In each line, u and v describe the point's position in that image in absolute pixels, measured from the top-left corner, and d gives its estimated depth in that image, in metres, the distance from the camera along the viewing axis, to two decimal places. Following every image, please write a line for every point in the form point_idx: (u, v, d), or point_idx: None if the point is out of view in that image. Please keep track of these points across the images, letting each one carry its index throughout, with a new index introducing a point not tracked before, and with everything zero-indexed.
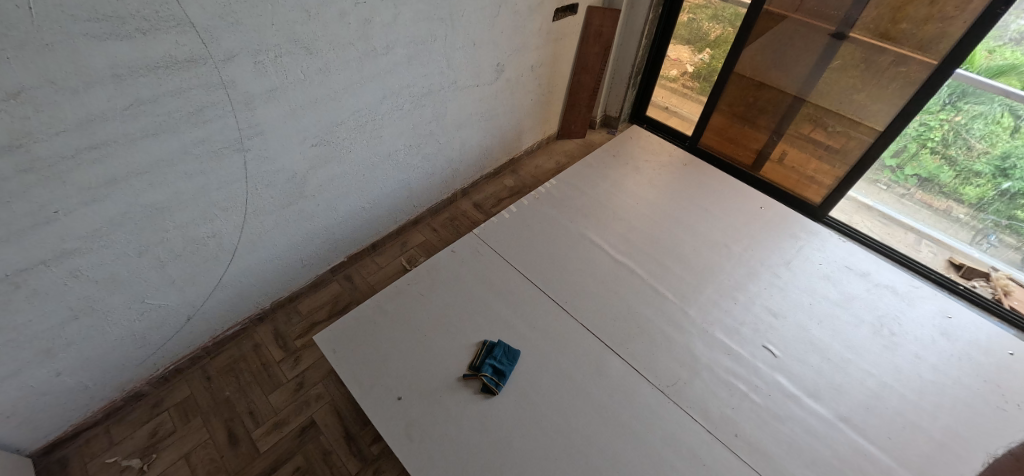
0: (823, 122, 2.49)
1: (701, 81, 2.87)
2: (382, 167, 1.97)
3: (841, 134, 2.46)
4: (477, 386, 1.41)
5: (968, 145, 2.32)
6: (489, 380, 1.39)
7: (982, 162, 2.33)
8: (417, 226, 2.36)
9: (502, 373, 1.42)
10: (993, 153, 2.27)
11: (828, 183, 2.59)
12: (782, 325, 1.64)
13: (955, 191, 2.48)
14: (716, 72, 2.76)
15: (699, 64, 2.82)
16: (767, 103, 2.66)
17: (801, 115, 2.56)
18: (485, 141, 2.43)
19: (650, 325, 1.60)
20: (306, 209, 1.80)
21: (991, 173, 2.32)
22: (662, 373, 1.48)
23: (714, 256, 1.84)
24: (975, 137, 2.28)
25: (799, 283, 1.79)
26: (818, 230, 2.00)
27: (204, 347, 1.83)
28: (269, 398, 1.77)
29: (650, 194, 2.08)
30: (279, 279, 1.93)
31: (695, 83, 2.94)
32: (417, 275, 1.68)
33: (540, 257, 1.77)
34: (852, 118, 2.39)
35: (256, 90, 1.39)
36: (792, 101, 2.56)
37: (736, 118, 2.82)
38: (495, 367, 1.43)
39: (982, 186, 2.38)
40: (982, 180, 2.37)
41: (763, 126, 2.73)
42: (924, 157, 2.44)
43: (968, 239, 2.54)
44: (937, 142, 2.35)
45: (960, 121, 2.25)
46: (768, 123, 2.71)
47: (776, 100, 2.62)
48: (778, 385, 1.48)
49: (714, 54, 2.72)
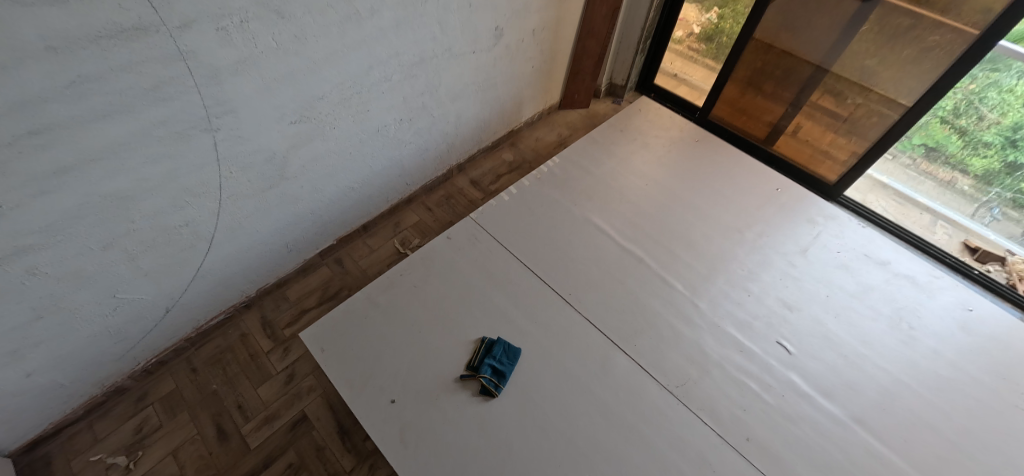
0: (843, 94, 2.35)
1: (710, 42, 2.71)
2: (371, 144, 1.81)
3: (863, 109, 2.32)
4: (476, 387, 1.32)
5: (980, 114, 2.16)
6: (489, 382, 1.30)
7: (992, 133, 2.19)
8: (410, 204, 2.22)
9: (502, 375, 1.33)
10: (1004, 124, 2.14)
11: (844, 159, 2.47)
12: (797, 318, 1.55)
13: (962, 162, 2.37)
14: (726, 32, 2.60)
15: (706, 25, 2.65)
16: (786, 71, 2.49)
17: (822, 87, 2.40)
18: (483, 113, 2.26)
19: (658, 318, 1.50)
20: (289, 191, 1.66)
21: (1001, 144, 2.20)
22: (671, 372, 1.39)
23: (728, 243, 1.73)
24: (987, 107, 2.12)
25: (815, 271, 1.69)
26: (836, 214, 1.89)
27: (187, 338, 1.75)
28: (257, 391, 1.70)
29: (658, 174, 1.94)
30: (264, 266, 1.81)
31: (703, 45, 2.77)
32: (410, 264, 1.56)
33: (541, 245, 1.65)
34: (875, 91, 2.24)
35: (223, 62, 1.23)
36: (814, 70, 2.39)
37: (750, 87, 2.65)
38: (495, 367, 1.33)
39: (989, 158, 2.27)
40: (991, 151, 2.25)
41: (780, 97, 2.58)
42: (935, 126, 2.27)
43: (970, 213, 2.48)
44: (946, 112, 2.19)
45: (972, 89, 2.08)
46: (786, 94, 2.55)
47: (794, 69, 2.45)
48: (791, 384, 1.40)
49: (722, 14, 2.54)
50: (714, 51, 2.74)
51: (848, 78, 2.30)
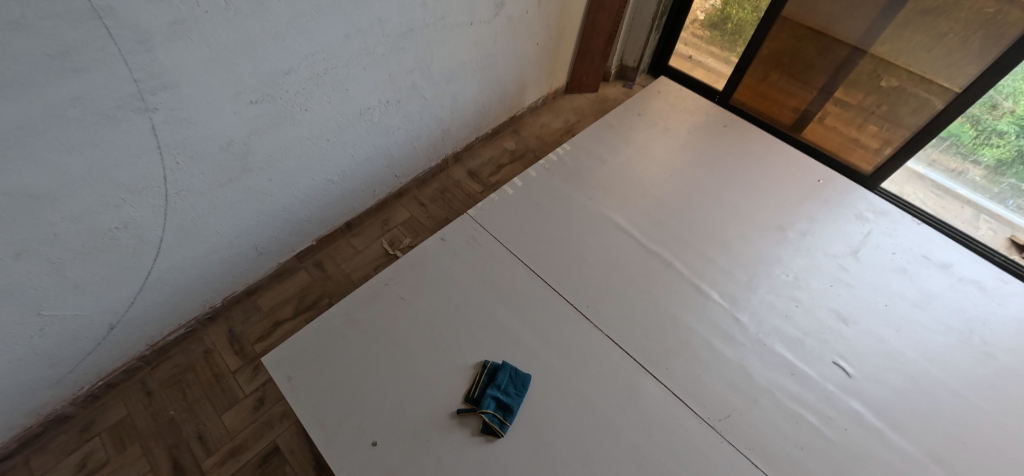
0: (881, 78, 2.11)
1: (713, 29, 2.49)
2: (353, 130, 1.55)
3: (904, 95, 2.08)
4: (476, 425, 1.08)
5: (994, 103, 1.92)
6: (491, 420, 1.07)
7: (1007, 122, 1.98)
8: (401, 199, 1.97)
9: (508, 410, 1.09)
10: (1019, 113, 1.93)
11: (877, 147, 2.26)
12: (854, 333, 1.32)
13: (973, 151, 2.15)
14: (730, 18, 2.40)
15: (710, 11, 2.43)
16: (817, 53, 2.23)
17: (859, 71, 2.15)
18: (481, 96, 2.00)
19: (693, 336, 1.26)
20: (254, 186, 1.41)
21: (1015, 132, 2.00)
22: (710, 402, 1.16)
23: (768, 243, 1.48)
24: (1001, 95, 1.89)
25: (869, 276, 1.45)
26: (887, 209, 1.65)
27: (141, 356, 1.51)
28: (222, 418, 1.46)
29: (684, 164, 1.69)
30: (230, 272, 1.56)
31: (706, 33, 2.55)
32: (397, 271, 1.31)
33: (551, 247, 1.41)
34: (919, 75, 2.00)
35: (153, 24, 0.97)
36: (850, 52, 2.14)
37: (776, 68, 2.40)
38: (499, 400, 1.10)
39: (1002, 146, 2.08)
40: (1004, 140, 2.05)
41: (809, 82, 2.34)
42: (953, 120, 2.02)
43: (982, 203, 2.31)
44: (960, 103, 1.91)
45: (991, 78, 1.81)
46: (816, 79, 2.30)
47: (827, 50, 2.20)
48: (853, 414, 1.18)
49: None
50: (720, 39, 2.52)
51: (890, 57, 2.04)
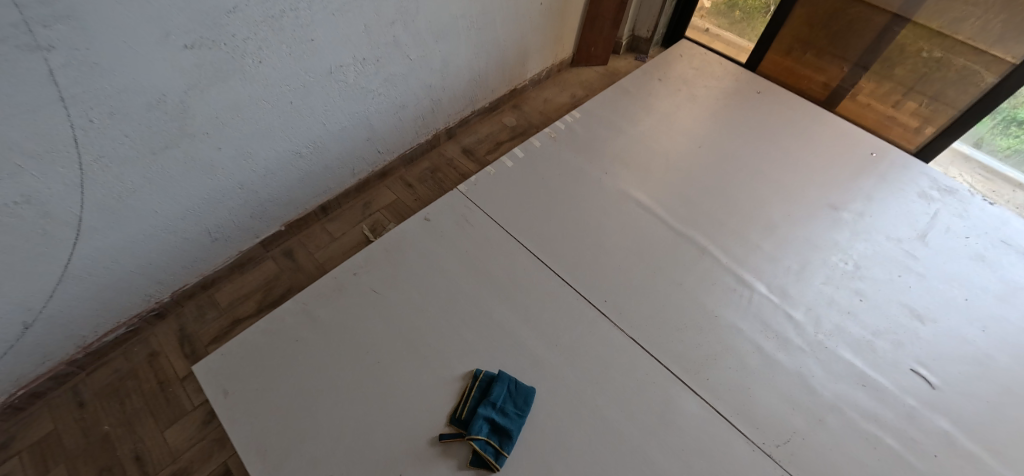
0: (921, 47, 1.84)
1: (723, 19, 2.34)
2: (322, 92, 1.31)
3: (947, 68, 1.82)
4: (465, 455, 0.85)
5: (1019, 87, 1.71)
6: (484, 449, 0.83)
7: None
8: (385, 180, 1.73)
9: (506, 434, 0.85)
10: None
11: (917, 123, 2.03)
12: (933, 334, 1.07)
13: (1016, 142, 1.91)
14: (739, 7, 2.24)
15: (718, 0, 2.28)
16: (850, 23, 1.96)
17: (899, 42, 1.88)
18: (477, 62, 1.75)
19: (737, 337, 1.02)
20: (200, 155, 1.16)
21: None
22: (762, 422, 0.91)
23: (820, 226, 1.24)
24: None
25: (942, 266, 1.20)
26: (954, 187, 1.39)
27: (72, 360, 1.27)
28: (165, 435, 1.22)
29: (713, 133, 1.44)
30: (179, 261, 1.32)
31: (714, 19, 2.40)
32: (370, 259, 1.07)
33: (559, 229, 1.16)
34: (968, 45, 1.74)
35: None
36: (888, 21, 1.87)
37: (801, 42, 2.13)
38: (495, 422, 0.86)
39: None
40: None
41: (839, 57, 2.06)
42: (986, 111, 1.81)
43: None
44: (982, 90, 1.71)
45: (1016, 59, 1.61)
46: (846, 53, 2.03)
47: (863, 18, 1.92)
48: (942, 436, 0.93)
49: None
50: (731, 25, 2.35)
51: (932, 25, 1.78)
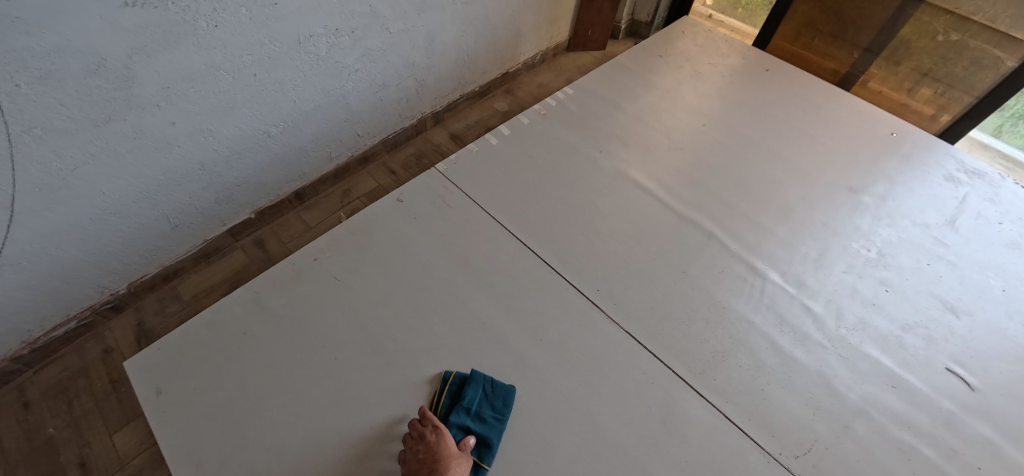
0: (938, 31, 1.72)
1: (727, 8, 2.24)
2: (290, 65, 1.20)
3: (965, 51, 1.71)
4: None
5: None
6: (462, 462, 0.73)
7: None
8: (367, 166, 1.62)
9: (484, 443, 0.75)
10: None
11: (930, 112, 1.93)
12: (969, 328, 0.95)
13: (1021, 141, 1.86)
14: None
15: None
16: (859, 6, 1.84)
17: (912, 24, 1.76)
18: (465, 41, 1.63)
19: (749, 332, 0.90)
20: (151, 130, 1.05)
21: None
22: (778, 427, 0.80)
23: (838, 210, 1.12)
24: None
25: (976, 254, 1.08)
26: (984, 169, 1.27)
27: (15, 356, 1.15)
28: (115, 440, 1.11)
29: (718, 111, 1.33)
30: (135, 249, 1.21)
31: (721, 6, 2.28)
32: (334, 243, 0.97)
33: (548, 211, 1.05)
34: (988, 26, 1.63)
35: None
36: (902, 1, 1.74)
37: (809, 27, 2.00)
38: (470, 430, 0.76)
39: None
40: None
41: (848, 41, 1.94)
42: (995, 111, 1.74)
43: None
44: None
45: None
46: (855, 39, 1.91)
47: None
48: (987, 445, 0.81)
49: None
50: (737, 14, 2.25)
51: (947, 5, 1.66)
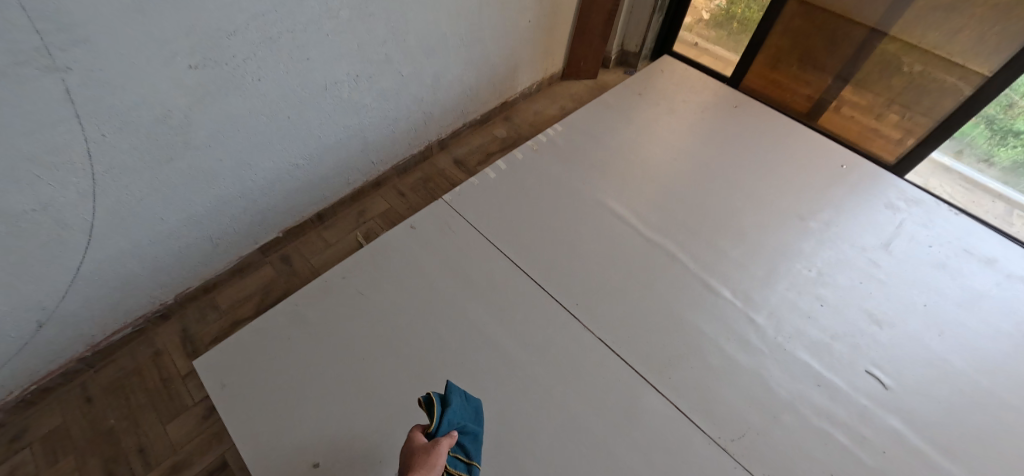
0: (902, 60, 1.91)
1: (718, 29, 2.38)
2: (317, 106, 1.39)
3: (927, 79, 1.89)
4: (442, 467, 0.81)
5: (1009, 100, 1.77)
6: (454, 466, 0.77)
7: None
8: (379, 189, 1.81)
9: (469, 442, 0.81)
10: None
11: (898, 137, 2.09)
12: (891, 338, 1.13)
13: (991, 154, 1.97)
14: (735, 19, 2.27)
15: (716, 11, 2.32)
16: (833, 35, 2.04)
17: (877, 53, 1.96)
18: (467, 77, 1.83)
19: (702, 339, 1.08)
20: (201, 165, 1.24)
21: None
22: (720, 417, 0.98)
23: (788, 234, 1.30)
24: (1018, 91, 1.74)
25: (906, 274, 1.26)
26: (922, 197, 1.46)
27: (80, 358, 1.35)
28: (166, 429, 1.29)
29: (688, 145, 1.52)
30: (182, 265, 1.40)
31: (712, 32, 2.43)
32: (357, 263, 1.16)
33: (537, 236, 1.24)
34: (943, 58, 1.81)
35: None
36: (869, 32, 1.94)
37: (788, 54, 2.20)
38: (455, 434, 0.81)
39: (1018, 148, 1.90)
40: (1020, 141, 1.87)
41: (823, 66, 2.14)
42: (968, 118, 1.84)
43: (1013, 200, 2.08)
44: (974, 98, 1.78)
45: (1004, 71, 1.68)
46: (831, 62, 2.11)
47: (846, 30, 2.00)
48: (895, 434, 0.99)
49: None
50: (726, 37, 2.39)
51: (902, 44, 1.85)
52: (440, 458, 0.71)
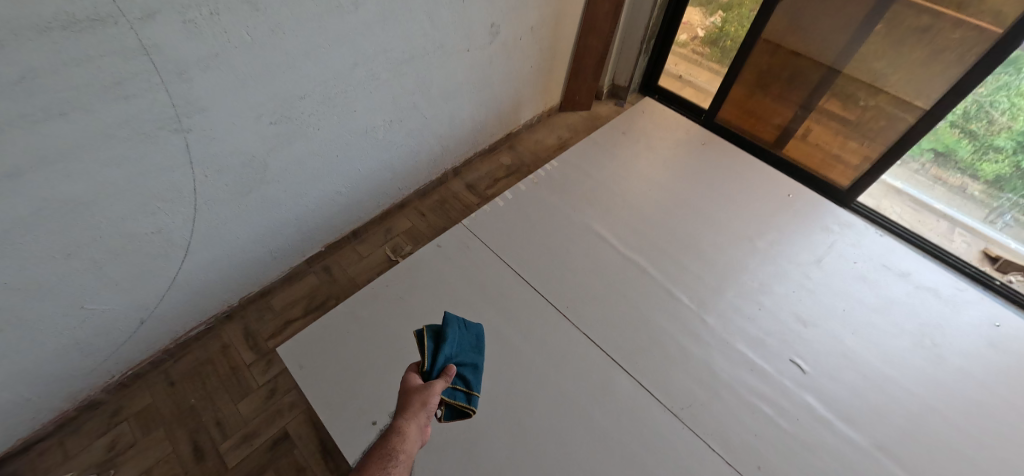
0: (859, 97, 2.20)
1: (715, 47, 2.59)
2: (359, 146, 1.71)
3: (879, 111, 2.17)
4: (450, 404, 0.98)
5: (990, 118, 2.02)
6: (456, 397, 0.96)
7: (1003, 138, 2.06)
8: (403, 209, 2.12)
9: (469, 375, 1.00)
10: (1015, 128, 2.01)
11: (856, 163, 2.34)
12: (814, 335, 1.44)
13: (971, 168, 2.23)
14: (730, 37, 2.49)
15: (711, 29, 2.54)
16: (796, 73, 2.34)
17: (834, 88, 2.25)
18: (479, 114, 2.16)
19: (663, 334, 1.40)
20: (270, 195, 1.56)
21: (1011, 148, 2.07)
22: (674, 393, 1.29)
23: (738, 252, 1.62)
24: (997, 110, 1.99)
25: (833, 284, 1.58)
26: (854, 221, 1.77)
27: (166, 349, 1.66)
28: (238, 407, 1.61)
29: (663, 178, 1.84)
30: (248, 274, 1.73)
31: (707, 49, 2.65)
32: (396, 274, 1.48)
33: (538, 254, 1.56)
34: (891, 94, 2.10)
35: (190, 57, 1.13)
36: (825, 72, 2.24)
37: (759, 89, 2.51)
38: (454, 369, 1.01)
39: (999, 163, 2.14)
40: (1001, 156, 2.11)
41: (789, 99, 2.43)
42: (943, 132, 2.12)
43: (981, 218, 2.32)
44: (957, 115, 2.03)
45: (983, 93, 1.93)
46: (795, 95, 2.40)
47: (807, 70, 2.30)
48: (808, 407, 1.30)
49: (727, 17, 2.43)
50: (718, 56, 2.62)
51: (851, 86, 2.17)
52: (434, 397, 0.89)
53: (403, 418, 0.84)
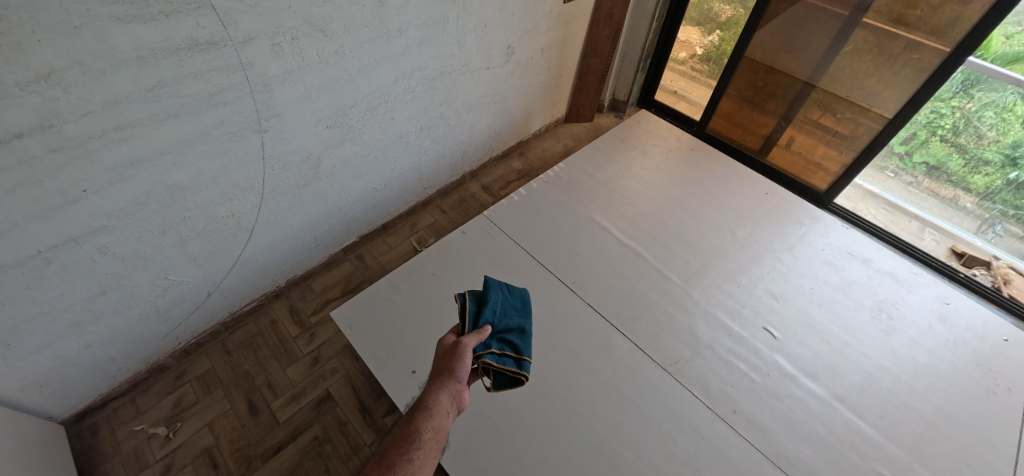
0: (834, 109, 2.46)
1: (712, 64, 2.83)
2: (394, 150, 1.98)
3: (852, 122, 2.43)
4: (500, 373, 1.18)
5: (979, 133, 2.26)
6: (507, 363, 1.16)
7: (992, 151, 2.27)
8: (426, 207, 2.39)
9: (518, 340, 1.20)
10: (1004, 142, 2.22)
11: (835, 170, 2.58)
12: (783, 307, 1.69)
13: (963, 180, 2.43)
14: (727, 55, 2.73)
15: (709, 47, 2.79)
16: (778, 88, 2.62)
17: (811, 101, 2.53)
18: (495, 124, 2.44)
19: (655, 306, 1.65)
20: (321, 190, 1.83)
21: (1001, 162, 2.27)
22: (664, 351, 1.54)
23: (721, 241, 1.87)
24: (985, 126, 2.23)
25: (801, 267, 1.82)
26: (823, 216, 2.03)
27: (223, 322, 1.91)
28: (286, 372, 1.85)
29: (656, 178, 2.11)
30: (295, 259, 1.99)
31: (705, 66, 2.90)
32: (428, 255, 1.75)
33: (549, 240, 1.81)
34: (860, 106, 2.36)
35: (273, 73, 1.41)
36: (803, 86, 2.52)
37: (744, 102, 2.79)
38: (501, 335, 1.21)
39: (990, 175, 2.33)
40: (990, 169, 2.32)
41: (772, 111, 2.70)
42: (935, 145, 2.38)
43: (973, 228, 2.51)
44: (947, 130, 2.30)
45: (971, 108, 2.19)
46: (777, 108, 2.68)
47: (787, 86, 2.58)
48: (777, 364, 1.54)
49: (724, 36, 2.69)
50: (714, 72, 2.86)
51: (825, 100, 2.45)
52: (464, 364, 1.10)
53: (435, 391, 1.05)
